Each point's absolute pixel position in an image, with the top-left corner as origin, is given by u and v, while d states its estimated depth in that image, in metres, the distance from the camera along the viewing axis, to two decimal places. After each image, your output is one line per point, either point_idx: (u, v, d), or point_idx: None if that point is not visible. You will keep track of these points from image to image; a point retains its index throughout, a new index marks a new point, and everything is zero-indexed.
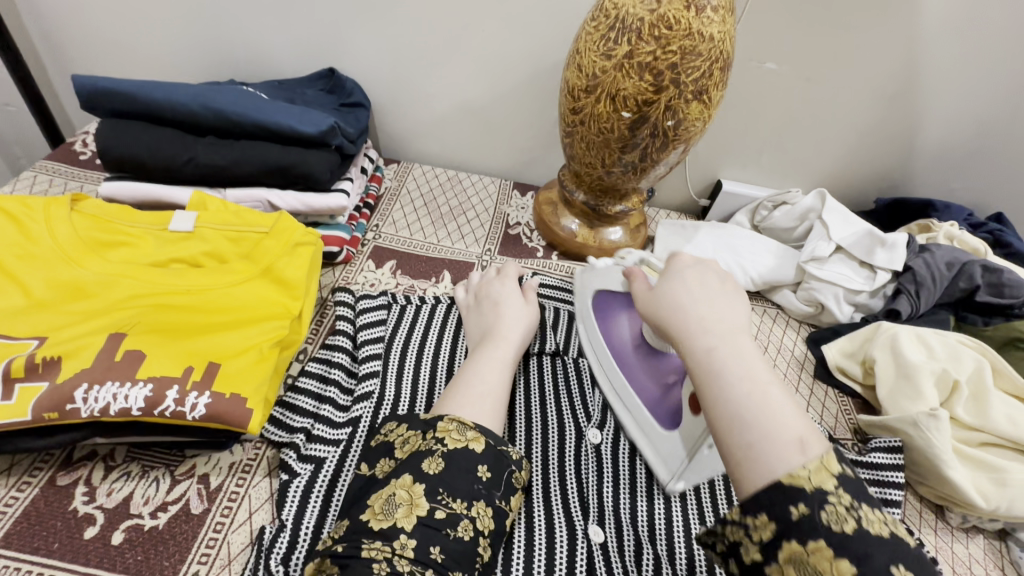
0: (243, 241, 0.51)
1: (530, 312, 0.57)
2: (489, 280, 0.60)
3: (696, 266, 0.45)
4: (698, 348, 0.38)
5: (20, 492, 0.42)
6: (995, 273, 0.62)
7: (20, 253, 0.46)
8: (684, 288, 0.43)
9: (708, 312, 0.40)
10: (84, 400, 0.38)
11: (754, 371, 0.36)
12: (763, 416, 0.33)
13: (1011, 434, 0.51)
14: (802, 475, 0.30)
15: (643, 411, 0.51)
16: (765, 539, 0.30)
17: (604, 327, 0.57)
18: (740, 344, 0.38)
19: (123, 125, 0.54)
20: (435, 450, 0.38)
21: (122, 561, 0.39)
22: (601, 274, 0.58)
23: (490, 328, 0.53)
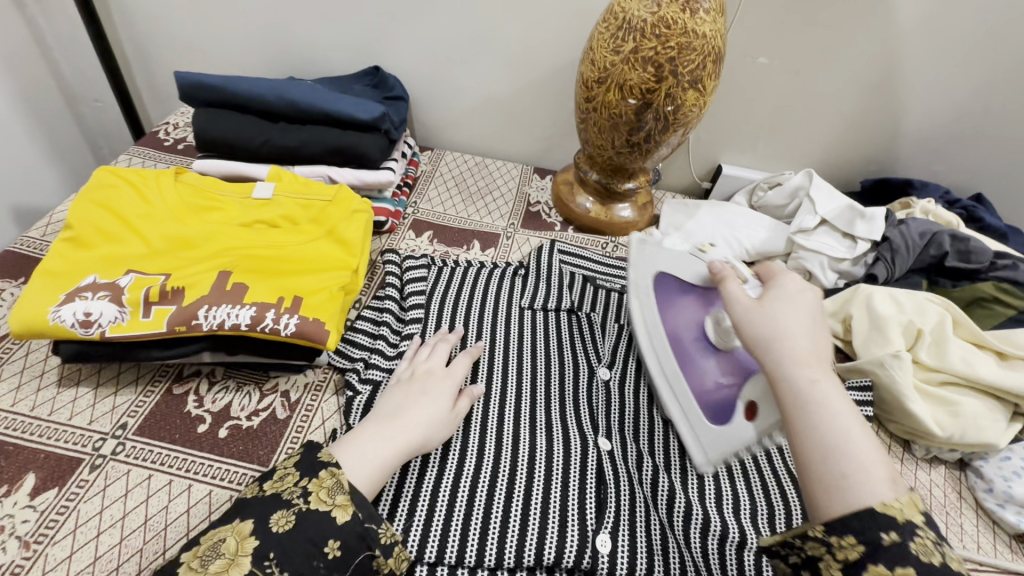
0: (311, 208, 0.62)
1: (443, 422, 0.49)
2: (433, 367, 0.54)
3: (800, 288, 0.49)
4: (803, 376, 0.42)
5: (146, 397, 0.53)
6: (964, 242, 0.70)
7: (140, 212, 0.57)
8: (789, 307, 0.47)
9: (813, 346, 0.44)
10: (206, 317, 0.49)
11: (848, 409, 0.41)
12: (853, 451, 0.39)
13: (965, 372, 0.59)
14: (895, 506, 0.36)
15: (693, 398, 0.53)
16: (851, 559, 0.35)
17: (664, 308, 0.59)
18: (838, 383, 0.42)
19: (214, 113, 0.66)
20: (294, 505, 0.40)
21: (228, 450, 0.50)
22: (671, 256, 0.61)
23: (391, 414, 0.48)
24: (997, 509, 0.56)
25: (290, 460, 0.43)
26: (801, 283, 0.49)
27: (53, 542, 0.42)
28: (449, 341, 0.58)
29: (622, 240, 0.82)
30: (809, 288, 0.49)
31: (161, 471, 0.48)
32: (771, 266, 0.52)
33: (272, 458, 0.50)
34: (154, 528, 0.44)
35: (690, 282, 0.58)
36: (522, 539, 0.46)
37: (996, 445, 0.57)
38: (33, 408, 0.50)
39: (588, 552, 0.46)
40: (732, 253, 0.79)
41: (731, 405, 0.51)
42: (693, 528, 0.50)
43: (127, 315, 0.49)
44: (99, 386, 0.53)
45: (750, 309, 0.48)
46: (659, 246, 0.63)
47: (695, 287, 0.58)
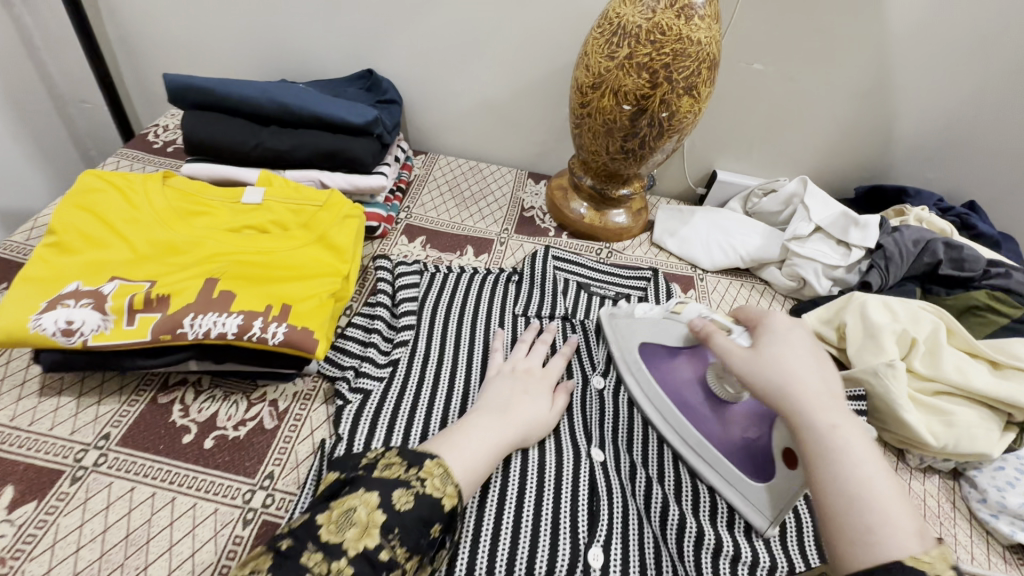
0: (302, 213, 0.61)
1: (545, 420, 0.52)
2: (531, 367, 0.57)
3: (793, 329, 0.49)
4: (820, 422, 0.41)
5: (130, 407, 0.52)
6: (957, 250, 0.70)
7: (126, 216, 0.55)
8: (790, 350, 0.47)
9: (824, 389, 0.44)
10: (191, 325, 0.48)
11: (867, 455, 0.39)
12: (878, 499, 0.37)
13: (959, 382, 0.59)
14: (926, 560, 0.33)
15: (728, 462, 0.52)
16: None
17: (661, 378, 0.58)
18: (856, 427, 0.41)
19: (203, 116, 0.65)
20: (412, 485, 0.38)
21: (215, 461, 0.49)
22: (647, 324, 0.58)
23: (500, 408, 0.51)
24: (990, 519, 0.56)
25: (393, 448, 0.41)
26: (791, 321, 0.50)
27: (30, 558, 0.41)
28: (547, 342, 0.61)
29: (617, 246, 0.81)
30: (804, 330, 0.49)
31: (144, 483, 0.47)
32: (751, 310, 0.53)
33: (260, 470, 0.49)
34: (136, 542, 0.43)
35: (675, 345, 0.57)
36: (512, 551, 0.45)
37: (990, 455, 0.56)
38: (13, 418, 0.49)
39: (580, 567, 0.45)
40: (727, 258, 0.79)
41: (769, 456, 0.49)
42: (687, 543, 0.49)
43: (110, 324, 0.48)
44: (82, 395, 0.52)
45: (750, 358, 0.47)
46: (631, 314, 0.60)
47: (682, 348, 0.57)
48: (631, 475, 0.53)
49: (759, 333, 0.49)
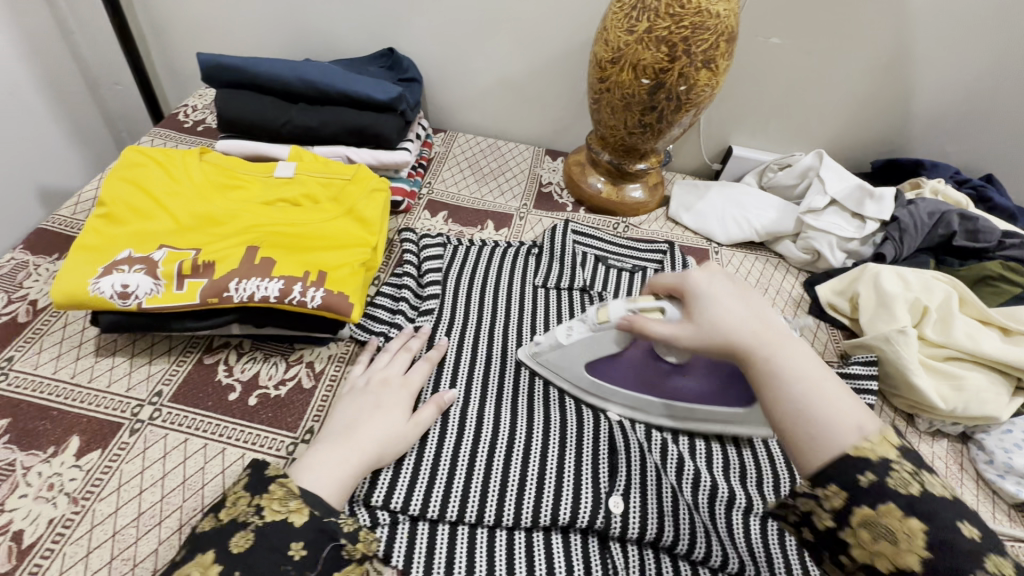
0: (331, 186, 0.63)
1: (402, 433, 0.50)
2: (389, 377, 0.55)
3: (711, 280, 0.47)
4: (758, 360, 0.42)
5: (178, 367, 0.55)
6: (970, 221, 0.71)
7: (168, 189, 0.59)
8: (717, 303, 0.45)
9: (758, 323, 0.44)
10: (237, 289, 0.52)
11: (808, 373, 0.41)
12: (822, 404, 0.39)
13: (970, 348, 0.60)
14: (868, 447, 0.36)
15: (722, 409, 0.55)
16: (838, 506, 0.35)
17: (617, 379, 0.56)
18: (793, 350, 0.42)
19: (235, 95, 0.68)
20: (249, 523, 0.40)
21: (259, 416, 0.53)
22: (580, 348, 0.54)
23: (345, 432, 0.49)
24: (997, 479, 0.58)
25: (241, 484, 0.43)
26: (707, 274, 0.48)
27: (99, 498, 0.45)
28: (411, 349, 0.58)
29: (633, 221, 0.83)
30: (718, 275, 0.48)
31: (196, 435, 0.50)
32: (665, 278, 0.50)
33: (301, 425, 0.53)
34: (192, 487, 0.47)
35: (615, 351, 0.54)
36: (537, 501, 0.48)
37: (998, 418, 0.58)
38: (74, 375, 0.53)
39: (601, 513, 0.48)
40: (742, 232, 0.80)
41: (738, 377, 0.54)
42: (701, 493, 0.51)
43: (161, 287, 0.51)
44: (134, 356, 0.56)
45: (689, 331, 0.45)
46: (558, 347, 0.55)
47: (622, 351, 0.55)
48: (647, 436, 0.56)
49: (686, 297, 0.47)
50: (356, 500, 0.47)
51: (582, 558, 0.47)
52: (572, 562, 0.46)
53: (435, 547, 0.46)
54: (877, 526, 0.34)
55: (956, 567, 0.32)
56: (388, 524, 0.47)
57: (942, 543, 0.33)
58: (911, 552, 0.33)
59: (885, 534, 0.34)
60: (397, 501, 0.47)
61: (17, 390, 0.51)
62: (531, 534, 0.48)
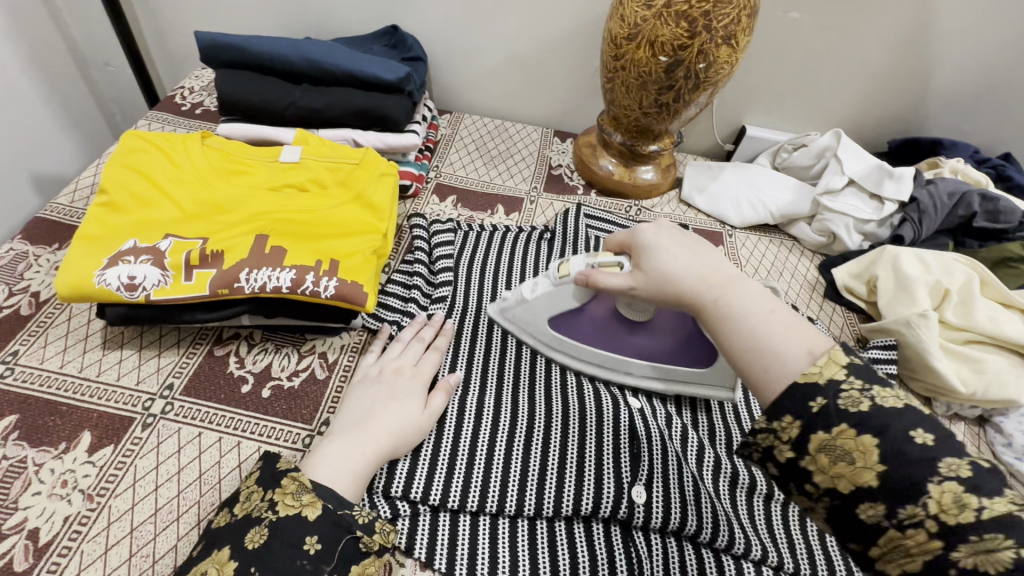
0: (338, 171, 0.61)
1: (419, 423, 0.49)
2: (402, 366, 0.53)
3: (659, 232, 0.48)
4: (706, 302, 0.43)
5: (189, 359, 0.54)
6: (992, 201, 0.70)
7: (170, 176, 0.57)
8: (664, 254, 0.46)
9: (703, 268, 0.44)
10: (248, 280, 0.50)
11: (756, 309, 0.41)
12: (769, 336, 0.39)
13: (992, 331, 0.59)
14: (815, 371, 0.36)
15: (683, 368, 0.56)
16: (794, 436, 0.35)
17: (583, 336, 0.57)
18: (741, 287, 0.42)
19: (235, 76, 0.65)
20: (264, 519, 0.39)
21: (273, 408, 0.52)
22: (544, 300, 0.56)
23: (358, 421, 0.47)
24: (1015, 462, 0.57)
25: (252, 480, 0.43)
26: (655, 226, 0.49)
27: (115, 495, 0.44)
28: (425, 338, 0.56)
29: (645, 204, 0.81)
30: (668, 226, 0.49)
31: (211, 429, 0.49)
32: (618, 236, 0.52)
33: (316, 417, 0.52)
34: (209, 481, 0.46)
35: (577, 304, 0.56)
36: (558, 491, 0.48)
37: (1018, 401, 0.57)
38: (82, 369, 0.52)
39: (624, 502, 0.47)
40: (756, 215, 0.79)
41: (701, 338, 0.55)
42: (722, 480, 0.51)
43: (170, 279, 0.49)
44: (143, 348, 0.54)
45: (638, 280, 0.47)
46: (523, 300, 0.57)
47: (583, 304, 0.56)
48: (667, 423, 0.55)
49: (635, 252, 0.49)
50: (375, 491, 0.47)
51: (606, 548, 0.46)
52: (595, 552, 0.46)
53: (457, 538, 0.45)
54: (833, 449, 0.34)
55: (913, 477, 0.31)
56: (409, 515, 0.46)
57: (894, 455, 0.32)
58: (868, 469, 0.33)
59: (841, 455, 0.33)
60: (417, 491, 0.47)
61: (25, 385, 0.50)
62: (553, 523, 0.47)
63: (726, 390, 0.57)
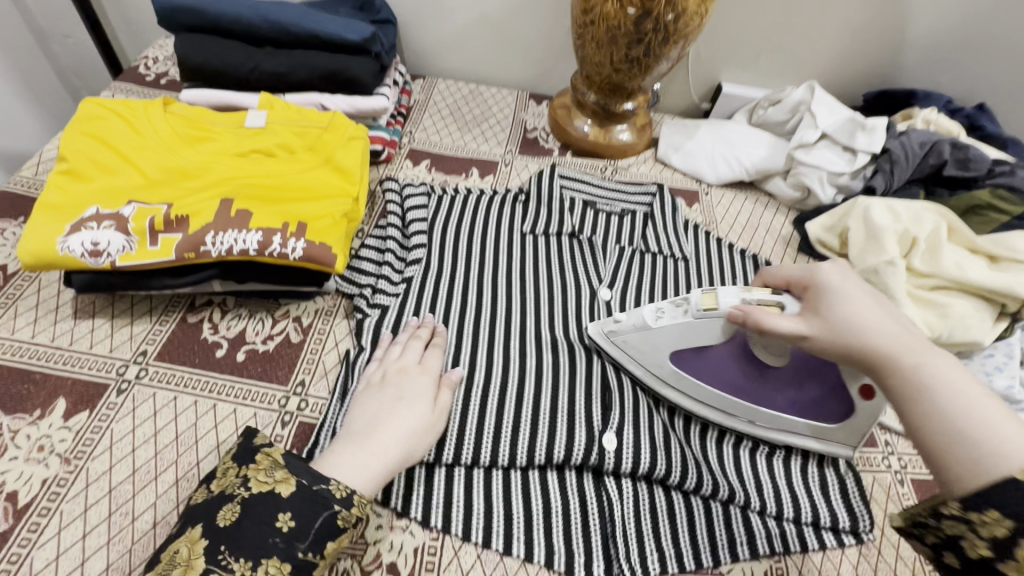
0: (306, 135, 0.60)
1: (429, 423, 0.46)
2: (406, 365, 0.49)
3: (845, 276, 0.43)
4: (905, 366, 0.38)
5: (162, 326, 0.54)
6: (963, 150, 0.70)
7: (133, 143, 0.56)
8: (851, 303, 0.41)
9: (899, 329, 0.40)
10: (213, 243, 0.50)
11: (970, 389, 0.36)
12: (986, 420, 0.34)
13: (956, 276, 0.61)
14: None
15: (811, 422, 0.50)
16: (999, 536, 0.29)
17: (707, 374, 0.52)
18: (945, 359, 0.38)
19: (196, 39, 0.64)
20: (237, 496, 0.38)
21: (248, 370, 0.52)
22: (674, 333, 0.50)
23: (365, 430, 0.43)
24: None
25: (229, 456, 0.42)
26: (838, 267, 0.44)
27: (92, 457, 0.45)
28: (422, 337, 0.53)
29: (622, 163, 0.81)
30: (851, 271, 0.44)
31: (185, 392, 0.50)
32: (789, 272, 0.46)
33: (292, 378, 0.52)
34: (186, 442, 0.47)
35: (709, 340, 0.50)
36: (531, 440, 0.49)
37: (979, 342, 0.59)
38: (53, 338, 0.52)
39: (595, 449, 0.49)
40: (732, 171, 0.79)
41: (838, 393, 0.48)
42: (693, 428, 0.53)
43: (134, 244, 0.49)
44: (115, 317, 0.54)
45: (816, 325, 0.42)
46: (644, 328, 0.51)
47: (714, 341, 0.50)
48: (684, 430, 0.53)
49: (813, 292, 0.44)
50: None
51: (578, 494, 0.48)
52: (568, 499, 0.47)
53: (432, 488, 0.47)
54: None
55: None
56: None
57: None
58: None
59: None
60: None
61: None
62: (527, 473, 0.48)
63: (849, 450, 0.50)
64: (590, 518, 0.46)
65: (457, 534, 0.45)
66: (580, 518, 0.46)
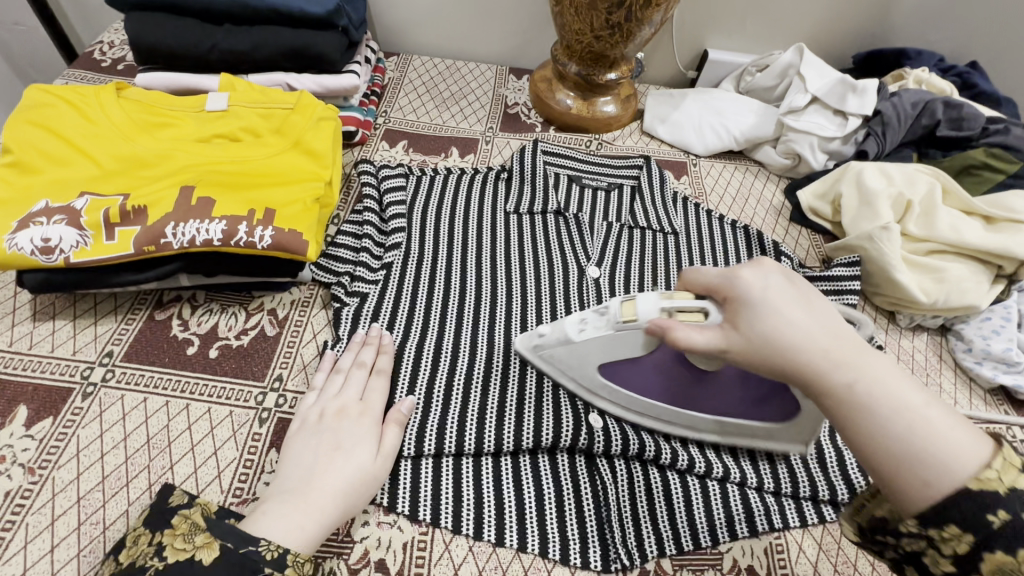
0: (272, 117, 0.57)
1: (371, 474, 0.42)
2: (345, 406, 0.45)
3: (767, 280, 0.36)
4: (836, 385, 0.34)
5: (129, 325, 0.51)
6: (956, 108, 0.68)
7: (85, 132, 0.52)
8: (776, 316, 0.35)
9: (827, 338, 0.35)
10: (174, 235, 0.47)
11: (906, 398, 0.32)
12: (928, 435, 0.31)
13: (953, 238, 0.59)
14: (992, 477, 0.29)
15: (756, 421, 0.47)
16: (961, 553, 0.29)
17: (641, 385, 0.47)
18: (877, 364, 0.34)
19: (148, 18, 0.60)
20: (150, 566, 0.34)
21: (222, 368, 0.50)
22: (599, 345, 0.44)
23: (298, 486, 0.40)
24: (974, 366, 0.57)
25: (140, 521, 0.38)
26: (761, 269, 0.37)
27: (58, 466, 0.43)
28: (365, 362, 0.49)
29: (606, 137, 0.78)
30: (775, 271, 0.37)
31: (156, 393, 0.47)
32: (707, 276, 0.39)
33: (268, 373, 0.50)
34: (158, 445, 0.44)
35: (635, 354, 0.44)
36: (517, 429, 0.47)
37: (977, 306, 0.57)
38: (12, 342, 0.49)
39: (583, 431, 0.47)
40: (720, 141, 0.76)
41: (786, 391, 0.44)
42: None
43: (90, 239, 0.46)
44: (77, 318, 0.51)
45: (735, 342, 0.36)
46: (568, 342, 0.45)
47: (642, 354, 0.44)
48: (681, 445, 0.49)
49: (733, 305, 0.37)
50: None
51: (571, 479, 0.46)
52: (561, 484, 0.46)
53: (420, 482, 0.45)
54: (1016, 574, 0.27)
55: None
56: None
57: None
58: None
59: None
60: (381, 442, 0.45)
61: None
62: (517, 459, 0.47)
63: (798, 444, 0.48)
64: (583, 504, 0.45)
65: (446, 527, 0.43)
66: (573, 504, 0.45)
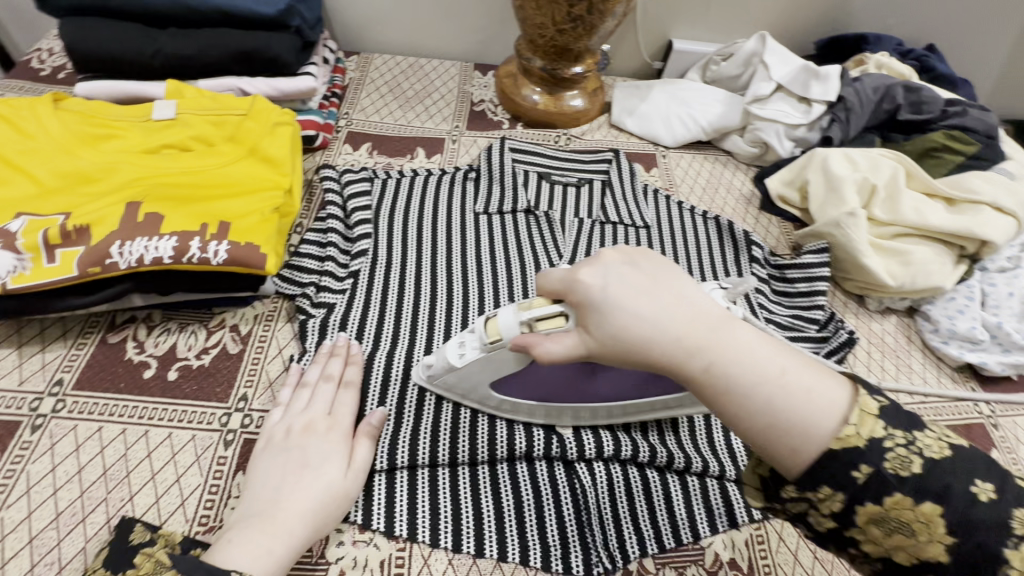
0: (224, 124, 0.54)
1: (344, 490, 0.40)
2: (313, 420, 0.43)
3: (608, 276, 0.35)
4: (695, 368, 0.33)
5: (80, 350, 0.49)
6: (915, 92, 0.70)
7: (21, 148, 0.49)
8: (627, 313, 0.33)
9: (678, 324, 0.33)
10: (121, 254, 0.44)
11: (765, 366, 0.32)
12: (792, 399, 0.31)
13: (917, 221, 0.60)
14: (852, 434, 0.29)
15: (671, 394, 0.45)
16: (836, 510, 0.29)
17: (539, 389, 0.44)
18: (732, 337, 0.33)
19: (85, 24, 0.57)
20: None
21: (182, 390, 0.47)
22: (479, 366, 0.42)
23: (265, 507, 0.38)
24: (941, 346, 0.58)
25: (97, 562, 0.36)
26: (601, 266, 0.35)
27: (7, 505, 0.40)
28: (333, 375, 0.47)
29: (574, 132, 0.77)
30: (616, 265, 0.36)
31: (111, 422, 0.45)
32: (552, 282, 0.37)
33: (232, 393, 0.48)
34: (116, 476, 0.42)
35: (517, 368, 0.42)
36: (490, 436, 0.46)
37: (941, 287, 0.58)
38: None
39: (556, 437, 0.47)
40: (688, 132, 0.76)
41: None
42: None
43: (28, 263, 0.44)
44: (23, 346, 0.49)
45: (591, 346, 0.34)
46: (451, 368, 0.44)
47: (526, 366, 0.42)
48: (660, 440, 0.48)
49: (581, 308, 0.35)
50: None
51: (549, 484, 0.45)
52: (540, 490, 0.45)
53: (395, 497, 0.43)
54: (887, 522, 0.29)
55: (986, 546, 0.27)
56: None
57: (962, 522, 0.28)
58: (934, 543, 0.28)
59: (897, 528, 0.29)
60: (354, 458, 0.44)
61: None
62: (494, 467, 0.46)
63: None
64: (563, 508, 0.44)
65: (424, 542, 0.42)
66: (553, 509, 0.44)
